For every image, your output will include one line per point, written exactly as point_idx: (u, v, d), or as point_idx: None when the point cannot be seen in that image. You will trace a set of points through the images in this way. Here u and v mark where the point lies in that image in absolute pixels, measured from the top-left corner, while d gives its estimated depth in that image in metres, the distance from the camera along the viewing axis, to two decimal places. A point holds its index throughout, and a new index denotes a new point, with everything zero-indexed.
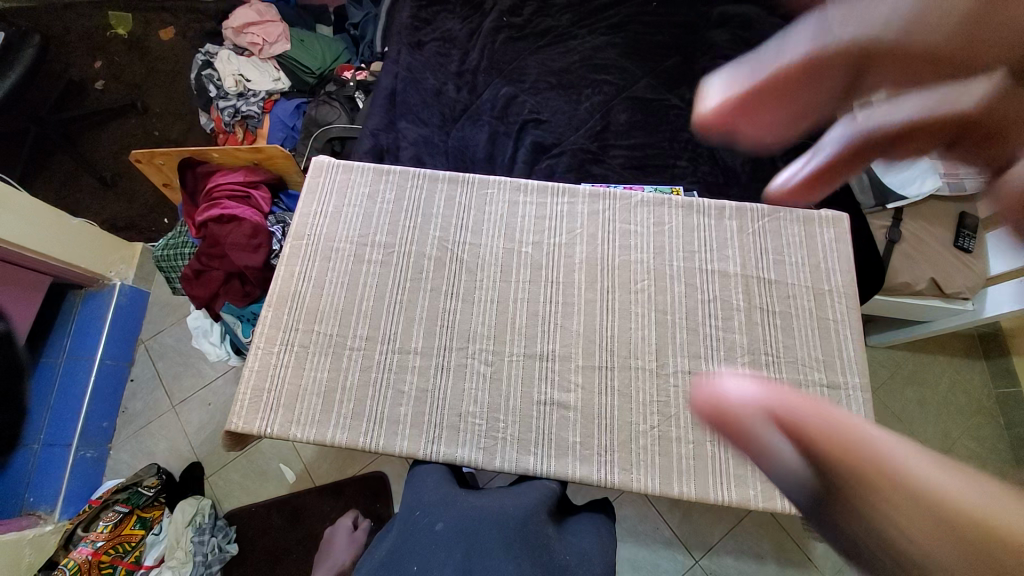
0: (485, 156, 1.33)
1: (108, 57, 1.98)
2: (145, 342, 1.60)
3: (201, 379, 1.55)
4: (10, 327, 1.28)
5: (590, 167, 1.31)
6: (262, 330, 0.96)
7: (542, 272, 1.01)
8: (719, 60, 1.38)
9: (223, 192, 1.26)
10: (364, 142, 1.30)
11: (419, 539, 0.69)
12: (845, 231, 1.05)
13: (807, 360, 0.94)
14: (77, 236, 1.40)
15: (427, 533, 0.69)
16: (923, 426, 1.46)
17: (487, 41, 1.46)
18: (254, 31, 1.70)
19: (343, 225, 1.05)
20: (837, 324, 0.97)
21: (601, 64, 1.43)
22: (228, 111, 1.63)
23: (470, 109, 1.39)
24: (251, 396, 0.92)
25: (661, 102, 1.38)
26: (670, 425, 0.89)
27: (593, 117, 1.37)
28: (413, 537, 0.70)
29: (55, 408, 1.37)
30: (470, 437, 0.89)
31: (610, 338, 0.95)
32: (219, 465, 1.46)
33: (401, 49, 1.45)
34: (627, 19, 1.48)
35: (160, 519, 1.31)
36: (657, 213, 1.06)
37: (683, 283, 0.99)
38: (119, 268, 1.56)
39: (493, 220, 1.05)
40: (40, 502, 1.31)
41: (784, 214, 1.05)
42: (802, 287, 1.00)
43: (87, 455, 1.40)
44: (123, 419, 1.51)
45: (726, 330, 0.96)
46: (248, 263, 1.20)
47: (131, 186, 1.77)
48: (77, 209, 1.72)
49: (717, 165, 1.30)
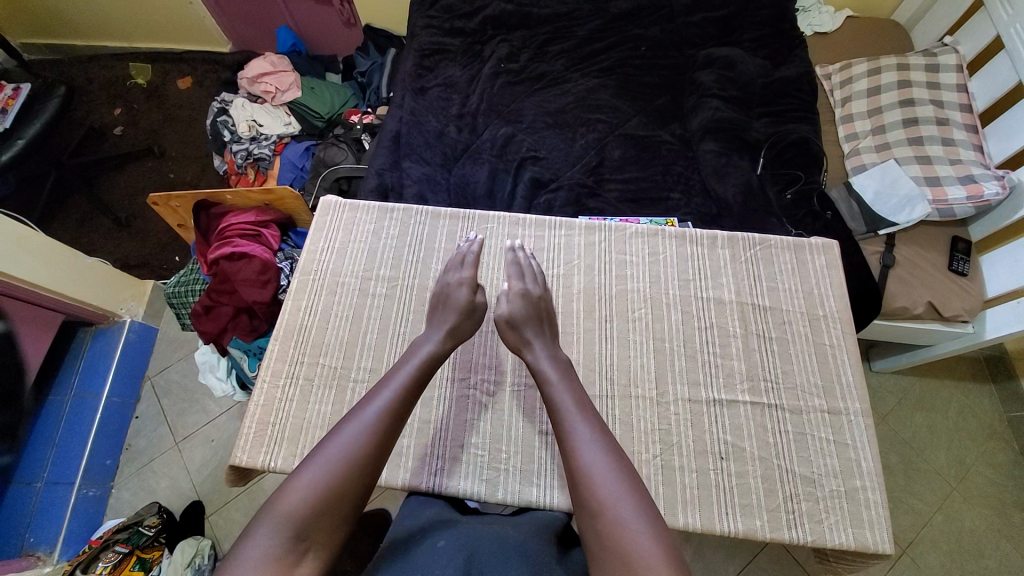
0: (486, 192, 1.38)
1: (127, 104, 2.09)
2: (151, 378, 1.62)
3: (206, 416, 1.56)
4: (14, 326, 1.29)
5: (586, 201, 1.36)
6: (269, 363, 0.99)
7: (574, 303, 1.02)
8: (706, 98, 1.45)
9: (235, 231, 1.31)
10: (371, 181, 1.37)
11: (417, 554, 0.65)
12: (835, 257, 1.08)
13: (806, 385, 0.95)
14: (88, 274, 1.46)
15: (427, 547, 0.66)
16: (935, 454, 1.44)
17: (487, 85, 1.55)
18: (267, 80, 1.81)
19: (349, 261, 1.09)
20: (834, 349, 0.99)
21: (595, 104, 1.50)
22: (241, 154, 1.72)
23: (470, 148, 1.46)
24: (256, 430, 0.93)
25: (654, 138, 1.44)
26: (672, 453, 0.88)
27: (588, 153, 1.43)
28: (412, 549, 0.67)
29: (60, 445, 1.39)
30: (472, 468, 0.90)
31: (609, 366, 0.96)
32: (221, 503, 1.44)
33: (405, 95, 1.54)
34: (618, 61, 1.57)
35: (159, 560, 1.28)
36: (651, 244, 1.09)
37: (680, 311, 1.01)
38: (129, 304, 1.60)
39: (490, 251, 1.09)
40: (40, 542, 1.31)
41: (775, 243, 1.08)
42: (797, 312, 1.02)
43: (89, 493, 1.40)
44: (127, 456, 1.51)
45: (724, 356, 0.97)
46: (257, 298, 1.24)
47: (145, 225, 1.84)
48: (93, 248, 1.79)
49: (709, 197, 1.35)
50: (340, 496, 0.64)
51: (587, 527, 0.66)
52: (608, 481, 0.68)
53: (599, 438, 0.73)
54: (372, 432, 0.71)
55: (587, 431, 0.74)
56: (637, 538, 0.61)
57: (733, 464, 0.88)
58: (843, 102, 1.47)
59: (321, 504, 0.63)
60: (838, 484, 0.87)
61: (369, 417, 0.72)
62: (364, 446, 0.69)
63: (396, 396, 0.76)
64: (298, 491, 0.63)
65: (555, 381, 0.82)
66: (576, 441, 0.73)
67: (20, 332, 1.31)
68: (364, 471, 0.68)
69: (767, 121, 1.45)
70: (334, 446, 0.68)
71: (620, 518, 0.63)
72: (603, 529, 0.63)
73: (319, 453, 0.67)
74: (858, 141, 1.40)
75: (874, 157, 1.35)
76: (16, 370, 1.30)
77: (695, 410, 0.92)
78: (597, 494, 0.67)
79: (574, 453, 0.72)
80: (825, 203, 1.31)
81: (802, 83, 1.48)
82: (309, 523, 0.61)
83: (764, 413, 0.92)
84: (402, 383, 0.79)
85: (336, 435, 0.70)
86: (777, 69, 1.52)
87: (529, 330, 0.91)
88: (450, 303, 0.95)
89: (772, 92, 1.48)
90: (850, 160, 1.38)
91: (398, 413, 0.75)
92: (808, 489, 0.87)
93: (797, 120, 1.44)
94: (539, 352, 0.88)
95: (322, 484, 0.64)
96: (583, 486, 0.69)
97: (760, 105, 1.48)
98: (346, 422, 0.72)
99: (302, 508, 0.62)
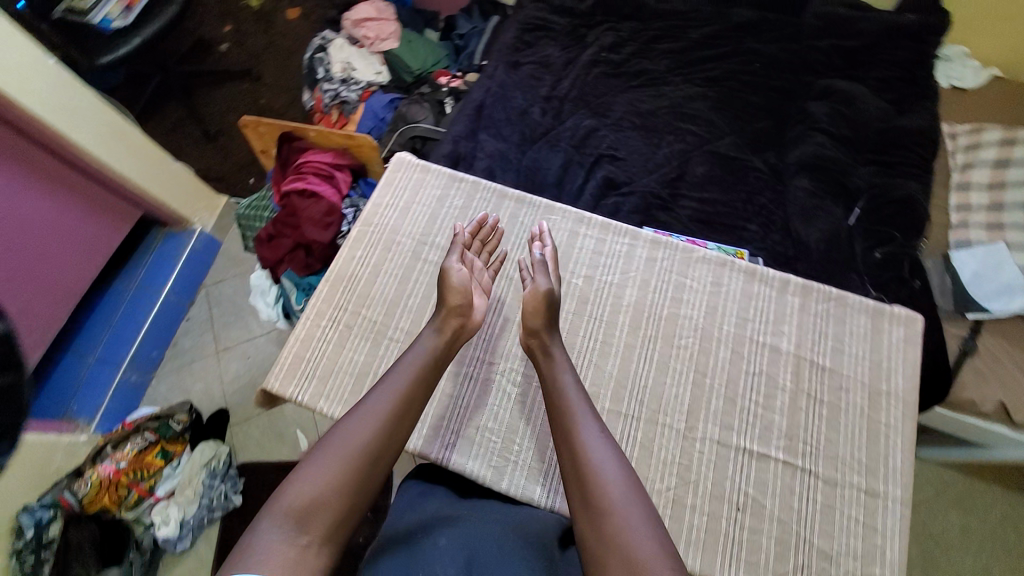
0: (556, 181, 1.36)
1: (236, 23, 2.18)
2: (206, 287, 1.72)
3: (247, 333, 1.65)
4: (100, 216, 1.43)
5: (656, 213, 1.31)
6: (316, 303, 1.02)
7: (621, 314, 0.99)
8: (813, 132, 1.36)
9: (312, 168, 1.35)
10: (445, 146, 1.39)
11: (416, 554, 0.65)
12: (916, 333, 0.98)
13: (848, 459, 0.89)
14: (172, 177, 1.58)
15: (426, 547, 0.66)
16: (962, 557, 1.33)
17: (582, 73, 1.51)
18: (369, 25, 1.84)
19: (409, 221, 1.10)
20: (888, 430, 0.91)
21: (689, 114, 1.43)
22: (329, 94, 1.77)
23: (551, 133, 1.43)
24: (291, 363, 0.97)
25: (743, 162, 1.36)
26: (687, 490, 0.85)
27: (670, 164, 1.37)
28: (410, 549, 0.66)
29: (116, 328, 1.51)
30: (482, 452, 0.90)
31: (642, 387, 0.93)
32: (243, 418, 1.54)
33: (499, 67, 1.54)
34: (726, 74, 1.48)
35: (179, 454, 1.40)
36: (717, 273, 1.02)
37: (730, 350, 0.96)
38: (200, 215, 1.71)
39: (518, 237, 1.08)
40: (81, 412, 1.41)
41: (852, 302, 0.99)
42: (858, 382, 0.94)
43: (130, 379, 1.53)
44: (171, 352, 1.64)
45: (766, 408, 0.91)
46: (317, 238, 1.28)
47: (228, 142, 1.93)
48: (180, 154, 1.91)
49: (788, 236, 1.27)
50: (341, 493, 0.66)
51: (585, 526, 0.67)
52: (615, 483, 0.69)
53: (603, 441, 0.75)
54: (377, 428, 0.72)
55: (593, 433, 0.75)
56: (641, 540, 0.63)
57: (749, 518, 0.84)
58: (961, 167, 1.31)
59: (325, 499, 0.65)
60: (856, 566, 0.82)
61: (373, 417, 0.74)
62: (369, 446, 0.71)
63: (402, 397, 0.77)
64: (302, 486, 0.65)
65: (562, 381, 0.83)
66: (584, 440, 0.74)
67: (104, 220, 1.44)
68: (367, 467, 0.69)
69: (873, 170, 1.33)
70: (340, 444, 0.70)
71: (625, 521, 0.65)
72: (608, 529, 0.65)
73: (325, 449, 0.69)
74: (969, 214, 1.25)
75: (982, 235, 1.21)
76: (96, 251, 1.44)
77: (720, 453, 0.88)
78: (602, 495, 0.68)
79: (581, 452, 0.73)
80: (916, 270, 1.20)
81: (923, 137, 1.34)
82: (312, 518, 0.63)
83: (794, 475, 0.87)
84: (410, 385, 0.79)
85: (341, 434, 0.71)
86: (899, 116, 1.39)
87: (538, 320, 0.88)
88: (449, 287, 0.90)
89: (886, 139, 1.35)
90: (953, 232, 1.25)
91: (401, 414, 0.76)
92: (821, 563, 0.82)
93: (907, 176, 1.31)
94: (551, 346, 0.88)
95: (325, 481, 0.66)
96: (589, 484, 0.70)
97: (871, 150, 1.35)
98: (354, 417, 0.73)
99: (307, 503, 0.64)
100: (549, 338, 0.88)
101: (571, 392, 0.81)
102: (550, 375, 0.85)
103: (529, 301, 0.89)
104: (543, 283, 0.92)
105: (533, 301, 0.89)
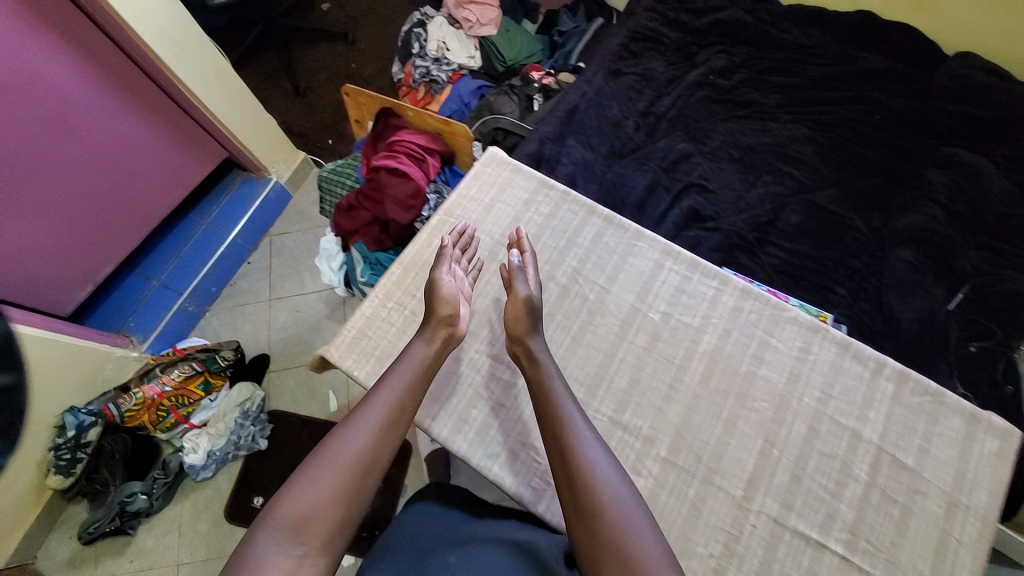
0: (638, 203, 1.30)
1: None
2: (270, 236, 1.76)
3: (301, 288, 1.68)
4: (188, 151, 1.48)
5: (739, 255, 1.24)
6: (386, 284, 1.01)
7: (692, 360, 0.94)
8: (925, 201, 1.25)
9: (405, 147, 1.36)
10: (531, 145, 1.35)
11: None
12: (1011, 450, 0.88)
13: (911, 570, 0.81)
14: (259, 127, 1.60)
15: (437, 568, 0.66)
16: None
17: (685, 93, 1.45)
18: (471, 8, 1.79)
19: (492, 219, 1.07)
20: (961, 549, 0.83)
21: (792, 156, 1.34)
22: (420, 71, 1.76)
23: (641, 150, 1.38)
24: (352, 337, 0.97)
25: (844, 219, 1.27)
26: (729, 562, 0.81)
27: (762, 206, 1.29)
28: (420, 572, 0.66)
29: (183, 259, 1.58)
30: (525, 471, 0.87)
31: (702, 443, 0.88)
32: (282, 366, 1.57)
33: (599, 72, 1.49)
34: (841, 120, 1.38)
35: (218, 389, 1.45)
36: (805, 339, 0.96)
37: (805, 426, 0.89)
38: (279, 167, 1.73)
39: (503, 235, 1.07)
40: (136, 329, 1.49)
41: (948, 401, 0.91)
42: (938, 489, 0.86)
43: (187, 309, 1.59)
44: (229, 291, 1.69)
45: (832, 495, 0.85)
46: (396, 217, 1.28)
47: (316, 99, 1.96)
48: (269, 104, 1.95)
49: (879, 309, 1.18)
50: (336, 504, 0.67)
51: (579, 528, 0.67)
52: (609, 481, 0.69)
53: (594, 442, 0.74)
54: (372, 438, 0.72)
55: (584, 433, 0.74)
56: (638, 543, 0.64)
57: None
58: None
59: (321, 510, 0.66)
60: None
61: (366, 425, 0.73)
62: (362, 456, 0.70)
63: (394, 402, 0.77)
64: (297, 498, 0.66)
65: (550, 384, 0.81)
66: (575, 441, 0.73)
67: (192, 155, 1.49)
68: (361, 478, 0.69)
69: (983, 256, 1.21)
70: (335, 454, 0.70)
71: (620, 522, 0.65)
72: (601, 530, 0.65)
73: (320, 460, 0.70)
74: None
75: None
76: (177, 183, 1.49)
77: (774, 532, 0.82)
78: (593, 500, 0.67)
79: (572, 452, 0.72)
80: (1012, 376, 1.08)
81: None
82: (308, 528, 0.64)
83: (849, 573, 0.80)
84: (404, 390, 0.79)
85: (335, 443, 0.71)
86: None
87: (520, 327, 0.87)
88: (438, 298, 0.90)
89: (1005, 226, 1.22)
90: None
91: (393, 419, 0.75)
92: None
93: (1017, 270, 1.18)
94: (535, 350, 0.86)
95: (320, 492, 0.67)
96: (579, 486, 0.69)
97: (983, 234, 1.23)
98: (349, 427, 0.73)
99: (304, 513, 0.65)
100: (530, 341, 0.86)
101: (559, 394, 0.80)
102: (535, 377, 0.83)
103: (510, 309, 0.89)
104: (523, 290, 0.91)
105: (513, 309, 0.89)
